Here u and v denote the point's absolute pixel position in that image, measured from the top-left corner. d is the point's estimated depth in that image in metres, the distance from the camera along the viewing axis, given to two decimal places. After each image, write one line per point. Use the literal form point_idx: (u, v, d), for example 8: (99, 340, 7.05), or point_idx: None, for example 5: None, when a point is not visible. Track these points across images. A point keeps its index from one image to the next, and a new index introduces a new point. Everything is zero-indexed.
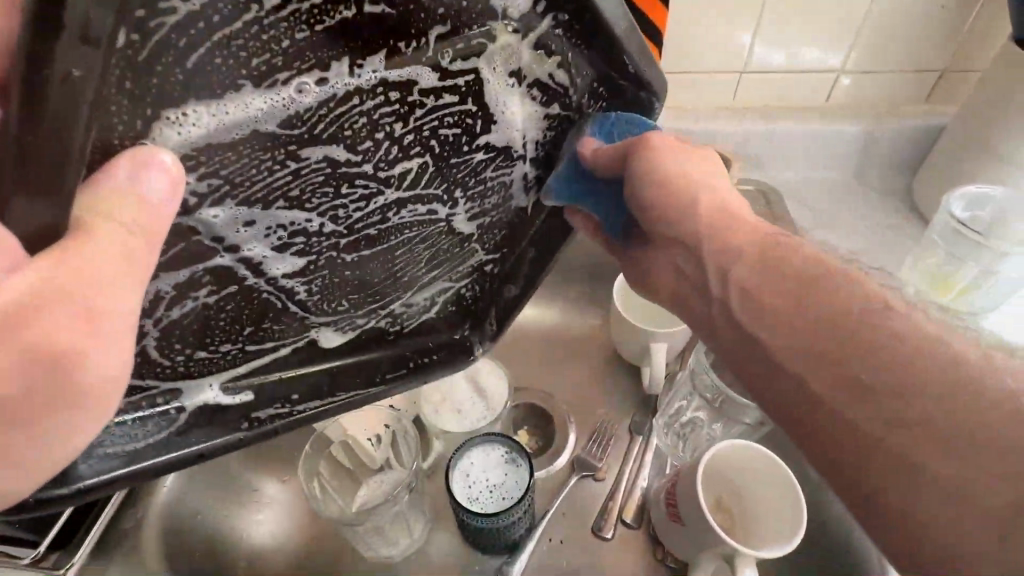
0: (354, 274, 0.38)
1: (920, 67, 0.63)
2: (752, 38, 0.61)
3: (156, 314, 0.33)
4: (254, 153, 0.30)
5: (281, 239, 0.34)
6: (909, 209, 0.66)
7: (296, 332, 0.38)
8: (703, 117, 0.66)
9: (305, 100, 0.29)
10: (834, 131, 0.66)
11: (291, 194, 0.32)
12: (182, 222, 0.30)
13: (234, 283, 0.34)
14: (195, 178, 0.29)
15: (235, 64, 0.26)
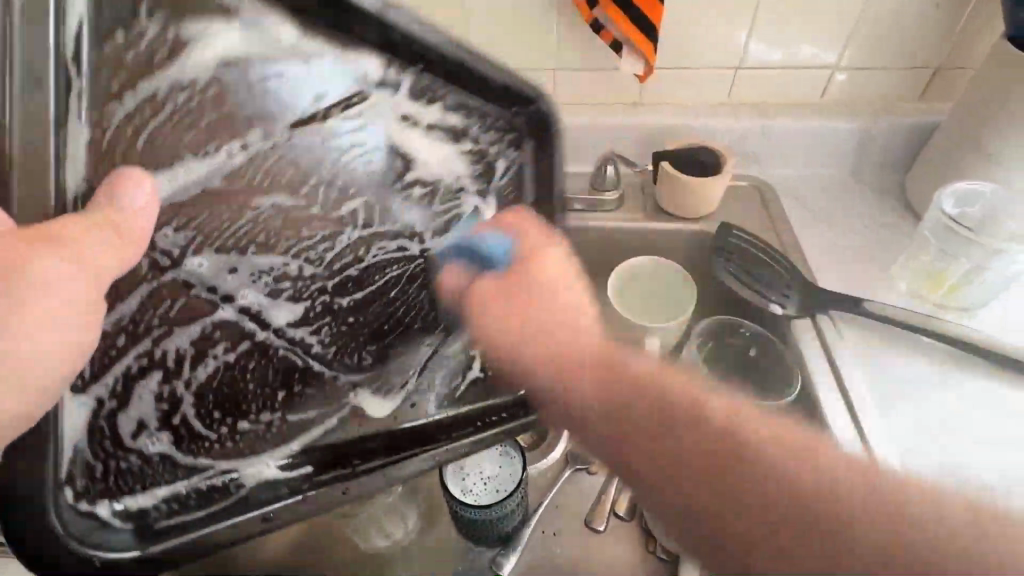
0: (357, 319, 0.40)
1: (917, 64, 0.63)
2: (750, 37, 0.62)
3: (181, 374, 0.33)
4: (212, 207, 0.32)
5: (269, 284, 0.35)
6: (904, 206, 0.66)
7: (329, 398, 0.39)
8: (703, 113, 0.67)
9: (235, 160, 0.31)
10: (832, 129, 0.66)
11: (260, 241, 0.34)
12: (174, 276, 0.31)
13: (249, 338, 0.35)
14: (171, 231, 0.31)
15: (172, 133, 0.29)
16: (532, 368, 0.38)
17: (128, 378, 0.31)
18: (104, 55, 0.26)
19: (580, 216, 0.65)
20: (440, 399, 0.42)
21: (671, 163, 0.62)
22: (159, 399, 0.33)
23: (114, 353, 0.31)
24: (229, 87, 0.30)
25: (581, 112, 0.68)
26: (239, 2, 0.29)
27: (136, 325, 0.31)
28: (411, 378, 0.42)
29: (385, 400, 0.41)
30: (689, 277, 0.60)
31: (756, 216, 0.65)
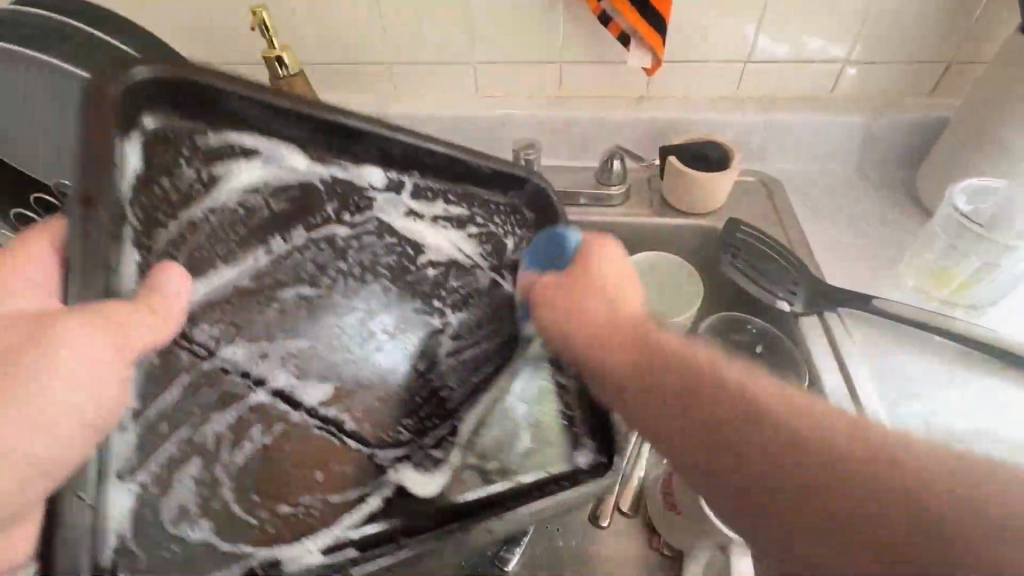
0: (391, 390, 0.44)
1: (927, 60, 0.62)
2: (755, 30, 0.61)
3: (220, 458, 0.37)
4: (245, 302, 0.40)
5: (297, 365, 0.41)
6: (910, 203, 0.65)
7: (374, 477, 0.41)
8: (705, 108, 0.66)
9: (261, 260, 0.40)
10: (837, 124, 0.65)
11: (285, 325, 0.41)
12: (211, 364, 0.38)
13: (282, 420, 0.40)
14: (210, 325, 0.38)
15: (215, 248, 0.38)
16: (587, 349, 0.37)
17: (171, 464, 0.35)
18: (147, 199, 0.34)
19: (583, 211, 0.65)
20: (479, 474, 0.41)
21: (677, 158, 0.62)
22: (199, 483, 0.36)
23: (154, 442, 0.35)
24: (252, 211, 0.39)
25: (585, 107, 0.67)
26: (257, 145, 0.38)
27: (177, 412, 0.36)
28: (451, 451, 0.44)
29: (425, 478, 0.42)
30: (694, 272, 0.60)
31: (761, 212, 0.64)
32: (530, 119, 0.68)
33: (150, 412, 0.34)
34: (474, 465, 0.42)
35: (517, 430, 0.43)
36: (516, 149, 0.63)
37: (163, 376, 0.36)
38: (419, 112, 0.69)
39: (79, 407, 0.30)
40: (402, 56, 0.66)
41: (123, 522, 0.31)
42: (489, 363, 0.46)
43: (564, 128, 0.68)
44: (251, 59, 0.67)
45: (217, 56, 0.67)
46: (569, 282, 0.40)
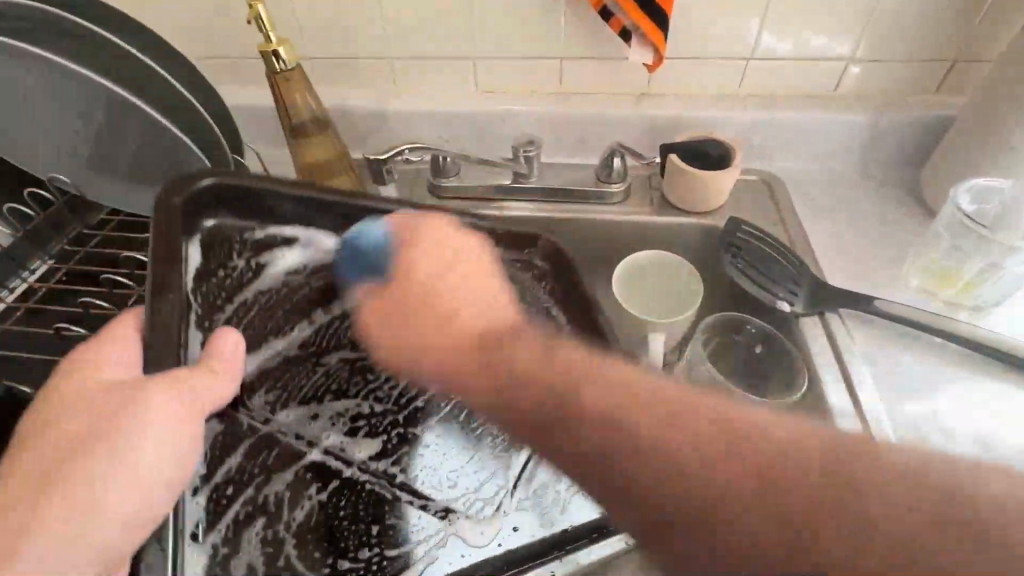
0: (433, 445, 0.47)
1: (932, 58, 0.62)
2: (758, 27, 0.60)
3: (281, 516, 0.40)
4: (297, 366, 0.46)
5: (347, 424, 0.46)
6: (913, 202, 0.65)
7: (434, 526, 0.43)
8: (707, 105, 0.65)
9: (311, 327, 0.48)
10: (840, 122, 0.65)
11: (331, 387, 0.47)
12: (268, 432, 0.42)
13: (336, 476, 0.44)
14: (263, 392, 0.44)
15: (271, 323, 0.46)
16: (409, 358, 0.39)
17: (236, 525, 0.38)
18: (209, 286, 0.43)
19: (583, 208, 0.65)
20: (535, 518, 0.44)
21: (678, 156, 0.61)
22: (263, 542, 0.39)
23: (222, 505, 0.38)
24: (311, 289, 0.48)
25: (585, 103, 0.67)
26: (302, 233, 0.47)
27: (242, 475, 0.40)
28: (502, 499, 0.45)
29: (478, 526, 0.44)
30: (694, 270, 0.60)
31: (762, 210, 0.64)
32: (530, 115, 0.67)
33: (217, 476, 0.38)
34: (522, 509, 0.45)
35: (552, 484, 0.46)
36: (515, 146, 0.63)
37: (224, 441, 0.40)
38: (418, 107, 0.68)
39: (163, 464, 0.35)
40: (401, 52, 0.65)
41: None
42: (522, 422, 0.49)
43: (565, 125, 0.68)
44: (249, 55, 0.66)
45: (215, 51, 0.66)
46: (410, 299, 0.39)
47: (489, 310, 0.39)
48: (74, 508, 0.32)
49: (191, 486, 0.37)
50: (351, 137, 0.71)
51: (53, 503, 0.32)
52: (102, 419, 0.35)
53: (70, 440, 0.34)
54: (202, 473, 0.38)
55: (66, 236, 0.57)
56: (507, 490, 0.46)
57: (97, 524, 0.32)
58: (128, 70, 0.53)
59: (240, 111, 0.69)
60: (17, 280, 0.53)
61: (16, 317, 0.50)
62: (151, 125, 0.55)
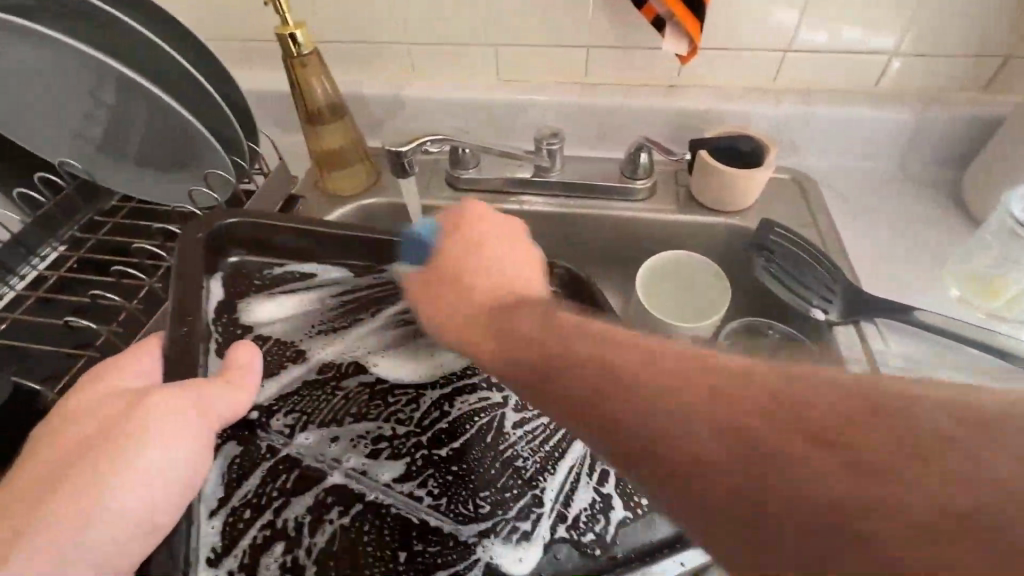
0: (459, 467, 0.43)
1: (982, 52, 0.58)
2: (798, 16, 0.57)
3: (301, 542, 0.39)
4: (312, 390, 0.45)
5: (368, 446, 0.43)
6: (954, 204, 0.62)
7: (461, 552, 0.39)
8: (741, 99, 0.62)
9: (326, 354, 0.47)
10: (879, 120, 0.62)
11: (352, 410, 0.45)
12: (288, 452, 0.42)
13: (359, 501, 0.41)
14: (281, 415, 0.43)
15: (284, 352, 0.46)
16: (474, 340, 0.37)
17: (254, 551, 0.38)
18: (225, 320, 0.45)
19: (606, 205, 0.62)
20: (576, 548, 0.40)
21: (708, 152, 0.58)
22: (281, 568, 0.38)
23: (239, 530, 0.38)
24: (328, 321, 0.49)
25: (611, 93, 0.64)
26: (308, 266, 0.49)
27: (258, 498, 0.40)
28: (540, 525, 0.41)
29: (516, 553, 0.40)
30: (720, 271, 0.57)
31: (794, 211, 0.61)
32: (553, 106, 0.65)
33: (234, 500, 0.39)
34: (566, 539, 0.41)
35: (598, 505, 0.42)
36: (538, 138, 0.61)
37: (242, 466, 0.40)
38: (437, 95, 0.66)
39: (165, 468, 0.34)
40: (420, 37, 0.63)
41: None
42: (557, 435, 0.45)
43: (589, 117, 0.65)
44: (264, 37, 0.64)
45: (228, 33, 0.64)
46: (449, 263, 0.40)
47: (521, 278, 0.39)
48: (78, 509, 0.32)
49: (208, 508, 0.38)
50: (367, 124, 0.69)
51: (60, 505, 0.32)
52: (109, 422, 0.35)
53: (82, 441, 0.34)
54: (219, 496, 0.39)
55: (77, 222, 0.56)
56: (549, 517, 0.41)
57: (94, 527, 0.32)
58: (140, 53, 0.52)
59: (254, 96, 0.67)
60: (27, 267, 0.51)
61: (26, 305, 0.50)
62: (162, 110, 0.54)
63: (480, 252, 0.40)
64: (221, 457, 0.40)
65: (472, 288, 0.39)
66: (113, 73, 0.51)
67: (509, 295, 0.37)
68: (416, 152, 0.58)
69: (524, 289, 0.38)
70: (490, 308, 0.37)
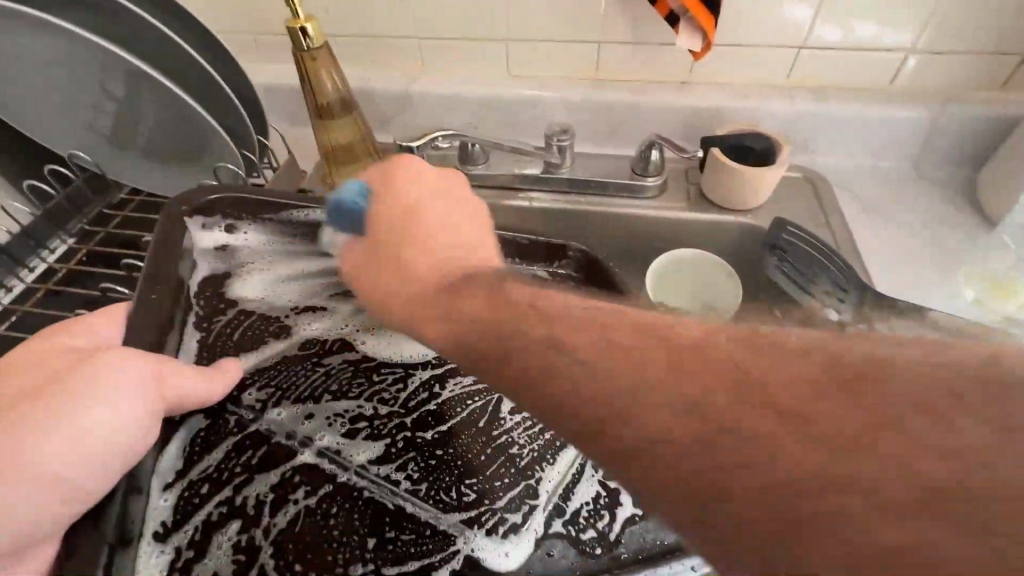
0: (441, 451, 0.42)
1: (1001, 50, 0.57)
2: (813, 13, 0.56)
3: (260, 521, 0.38)
4: (291, 367, 0.45)
5: (344, 425, 0.43)
6: (968, 205, 0.61)
7: (437, 542, 0.38)
8: (753, 95, 0.62)
9: (308, 332, 0.47)
10: (893, 118, 0.61)
11: (332, 388, 0.44)
12: (259, 427, 0.42)
13: (329, 481, 0.40)
14: (257, 390, 0.44)
15: (263, 328, 0.46)
16: (409, 320, 0.35)
17: (208, 527, 0.37)
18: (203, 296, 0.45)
19: (615, 202, 0.62)
20: (573, 545, 0.39)
21: (720, 150, 0.58)
22: (235, 547, 0.37)
23: (193, 504, 0.37)
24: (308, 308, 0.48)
25: (622, 90, 0.63)
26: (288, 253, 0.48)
27: (221, 472, 0.39)
28: (532, 518, 0.40)
29: (500, 547, 0.38)
30: (730, 269, 0.57)
31: (805, 210, 0.61)
32: (563, 102, 0.64)
33: (193, 473, 0.39)
34: (563, 535, 0.39)
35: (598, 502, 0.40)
36: (548, 134, 0.60)
37: (207, 438, 0.41)
38: (447, 89, 0.65)
39: (123, 430, 0.34)
40: (430, 31, 0.62)
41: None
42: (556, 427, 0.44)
43: (599, 113, 0.65)
44: (273, 29, 0.63)
45: (237, 26, 0.64)
46: (380, 236, 0.36)
47: (480, 249, 0.36)
48: (21, 459, 0.31)
49: (163, 481, 0.38)
50: (375, 119, 0.69)
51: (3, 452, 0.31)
52: (67, 375, 0.35)
53: (35, 391, 0.34)
54: (177, 468, 0.39)
55: (87, 214, 0.56)
56: (543, 511, 0.40)
57: (35, 480, 0.30)
58: (148, 44, 0.52)
59: (263, 88, 0.67)
60: (36, 260, 0.51)
61: (35, 297, 0.49)
62: (172, 102, 0.54)
63: (392, 214, 0.36)
64: (184, 429, 0.40)
65: (372, 264, 0.36)
66: (122, 65, 0.51)
67: (446, 271, 0.34)
68: (426, 148, 0.58)
69: (456, 260, 0.34)
70: (429, 288, 0.34)
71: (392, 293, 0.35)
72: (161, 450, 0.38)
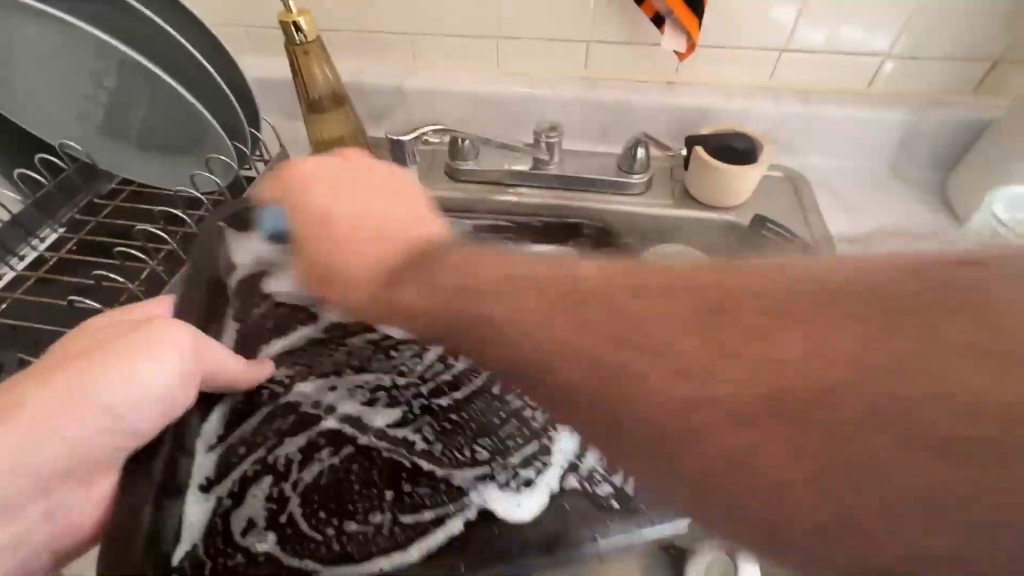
0: (457, 416, 0.44)
1: (974, 55, 0.59)
2: (795, 15, 0.58)
3: (288, 476, 0.39)
4: (318, 346, 0.47)
5: (366, 396, 0.45)
6: (943, 205, 0.63)
7: (452, 496, 0.39)
8: (737, 96, 0.64)
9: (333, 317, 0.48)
10: (872, 119, 0.63)
11: (354, 364, 0.46)
12: (287, 397, 0.43)
13: (352, 443, 0.42)
14: (285, 367, 0.45)
15: (291, 318, 0.47)
16: (363, 307, 0.31)
17: (245, 481, 0.38)
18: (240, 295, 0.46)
19: (602, 197, 0.63)
20: (590, 500, 0.39)
21: (707, 149, 0.59)
22: (268, 497, 0.38)
23: (234, 461, 0.38)
24: None
25: (613, 88, 0.65)
26: None
27: (255, 436, 0.40)
28: (547, 473, 0.41)
29: (513, 499, 0.39)
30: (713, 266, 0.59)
31: (786, 210, 0.62)
32: (553, 99, 0.65)
33: (231, 437, 0.39)
34: (580, 490, 0.40)
35: None
36: (537, 132, 0.62)
37: (243, 407, 0.41)
38: (438, 85, 0.66)
39: (151, 382, 0.35)
40: (422, 27, 0.64)
41: (198, 535, 0.33)
42: None
43: (589, 111, 0.66)
44: (267, 22, 0.64)
45: (232, 18, 0.64)
46: (301, 220, 0.34)
47: (407, 218, 0.32)
48: (77, 382, 0.35)
49: (206, 442, 0.37)
50: (367, 114, 0.70)
51: (71, 373, 0.35)
52: (129, 328, 0.38)
53: (106, 337, 0.38)
54: (218, 433, 0.38)
55: (77, 205, 0.57)
56: (558, 468, 0.41)
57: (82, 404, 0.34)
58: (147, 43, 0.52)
59: (257, 81, 0.68)
60: (27, 248, 0.52)
61: (27, 285, 0.50)
62: (174, 99, 0.55)
63: (313, 200, 0.34)
64: (221, 403, 0.40)
65: (302, 246, 0.34)
66: (124, 63, 0.52)
67: (353, 233, 0.32)
68: (418, 142, 0.59)
69: (364, 227, 0.32)
70: (327, 252, 0.32)
71: (329, 276, 0.32)
72: (205, 417, 0.38)
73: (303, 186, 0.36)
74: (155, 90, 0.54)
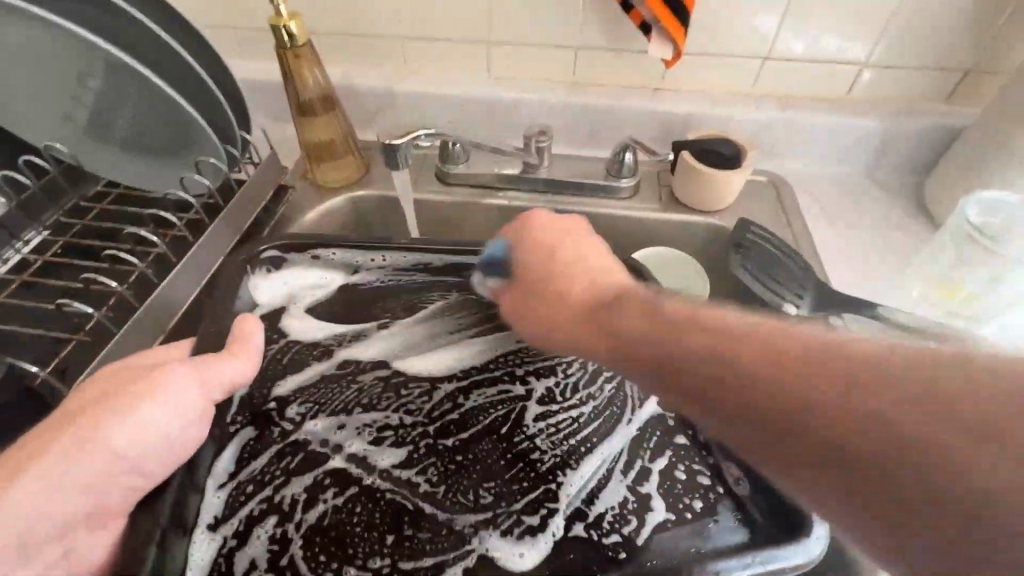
0: (465, 458, 0.43)
1: (948, 65, 0.61)
2: (777, 24, 0.60)
3: (292, 517, 0.39)
4: (328, 381, 0.46)
5: (372, 434, 0.44)
6: (918, 208, 0.65)
7: (452, 542, 0.39)
8: (721, 102, 0.65)
9: (345, 350, 0.48)
10: (851, 125, 0.65)
11: (363, 402, 0.45)
12: (295, 435, 0.43)
13: (355, 483, 0.41)
14: (296, 407, 0.45)
15: (304, 353, 0.47)
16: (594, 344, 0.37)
17: (250, 521, 0.39)
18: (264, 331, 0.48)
19: (592, 201, 0.64)
20: (595, 549, 0.39)
21: (691, 153, 0.61)
22: (270, 539, 0.38)
23: (241, 501, 0.40)
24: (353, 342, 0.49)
25: (600, 95, 0.66)
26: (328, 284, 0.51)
27: (264, 475, 0.41)
28: (552, 520, 0.41)
29: (517, 547, 0.39)
30: (701, 270, 0.60)
31: (769, 214, 0.64)
32: (543, 105, 0.66)
33: (242, 474, 0.41)
34: (587, 539, 0.40)
35: (630, 504, 0.41)
36: (526, 135, 0.62)
37: (254, 446, 0.42)
38: (429, 89, 0.66)
39: (161, 420, 0.38)
40: (413, 32, 0.64)
41: (200, 574, 0.37)
42: (587, 428, 0.45)
43: (577, 117, 0.67)
44: (258, 28, 0.64)
45: (221, 21, 0.64)
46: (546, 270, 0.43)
47: (604, 271, 0.41)
48: (85, 437, 0.36)
49: (218, 480, 0.40)
50: (357, 117, 0.70)
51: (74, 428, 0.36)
52: (129, 373, 0.39)
53: (104, 384, 0.39)
54: (230, 470, 0.41)
55: (64, 207, 0.56)
56: (566, 513, 0.41)
57: (94, 456, 0.36)
58: (150, 49, 0.53)
59: (246, 85, 0.67)
60: (10, 251, 0.51)
61: (11, 288, 0.49)
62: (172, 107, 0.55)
63: (540, 252, 0.44)
64: (236, 439, 0.42)
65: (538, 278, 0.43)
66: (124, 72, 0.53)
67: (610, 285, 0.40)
68: (408, 145, 0.59)
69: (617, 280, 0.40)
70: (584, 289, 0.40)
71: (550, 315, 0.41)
72: (215, 457, 0.41)
73: (533, 226, 0.46)
74: (152, 99, 0.55)
